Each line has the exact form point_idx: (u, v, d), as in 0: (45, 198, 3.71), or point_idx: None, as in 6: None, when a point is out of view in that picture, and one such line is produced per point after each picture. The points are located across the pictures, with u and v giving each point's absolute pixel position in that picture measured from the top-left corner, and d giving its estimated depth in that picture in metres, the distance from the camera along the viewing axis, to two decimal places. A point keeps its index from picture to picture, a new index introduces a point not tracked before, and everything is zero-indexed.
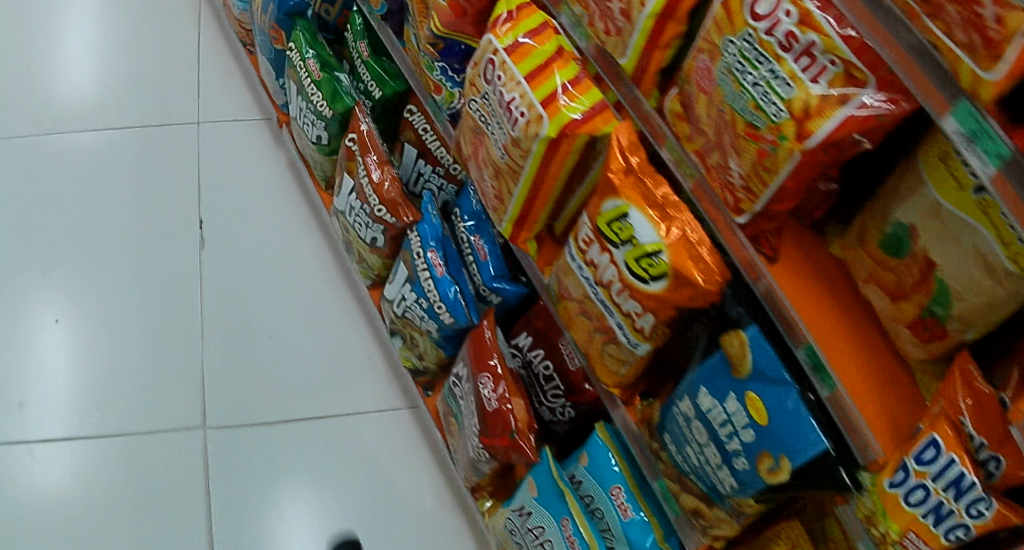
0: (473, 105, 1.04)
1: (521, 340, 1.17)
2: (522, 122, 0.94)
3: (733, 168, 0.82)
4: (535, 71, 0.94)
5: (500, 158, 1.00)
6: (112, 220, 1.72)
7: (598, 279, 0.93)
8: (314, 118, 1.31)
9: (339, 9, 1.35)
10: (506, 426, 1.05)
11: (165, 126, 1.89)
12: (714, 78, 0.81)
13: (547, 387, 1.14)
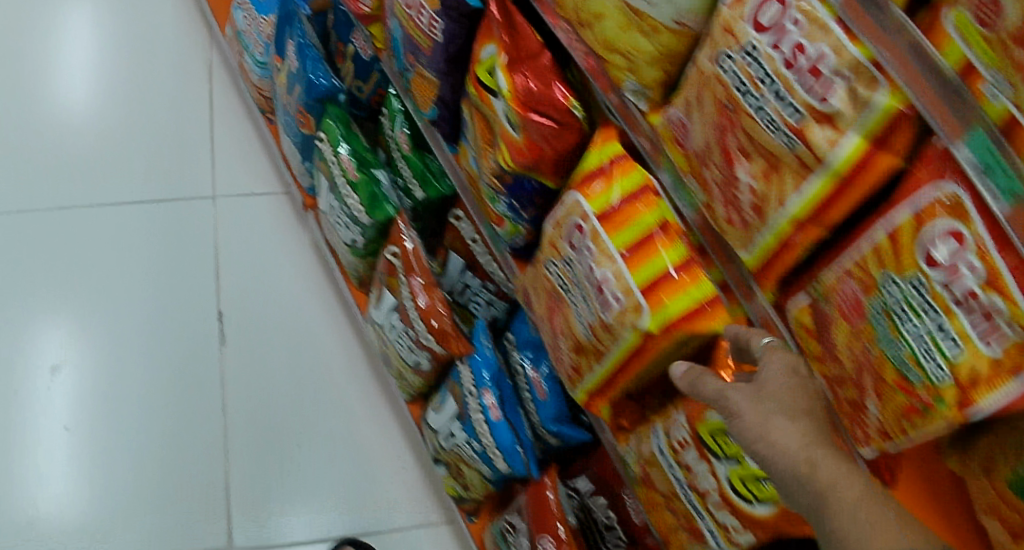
0: (555, 264, 0.96)
1: (582, 484, 1.11)
2: (616, 307, 0.86)
3: (872, 411, 0.73)
4: (632, 249, 0.86)
5: (583, 333, 0.93)
6: (135, 274, 1.76)
7: (692, 484, 0.85)
8: (349, 219, 1.22)
9: (373, 89, 1.25)
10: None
11: (186, 179, 1.90)
12: (864, 312, 0.72)
13: (608, 538, 1.07)
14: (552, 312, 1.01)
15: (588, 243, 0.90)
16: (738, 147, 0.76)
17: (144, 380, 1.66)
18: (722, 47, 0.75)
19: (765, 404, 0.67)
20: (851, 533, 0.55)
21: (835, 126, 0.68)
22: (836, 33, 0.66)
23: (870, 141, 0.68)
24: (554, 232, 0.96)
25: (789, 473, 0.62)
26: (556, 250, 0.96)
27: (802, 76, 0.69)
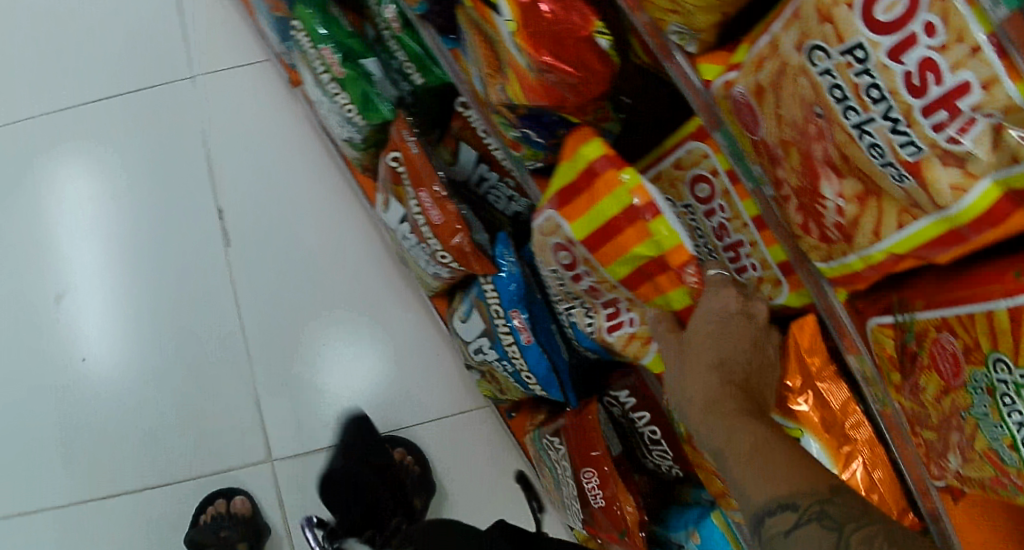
0: (550, 272, 0.89)
1: (621, 397, 1.03)
2: (628, 333, 0.84)
3: (952, 461, 0.63)
4: (632, 288, 0.78)
5: (592, 332, 0.92)
6: (110, 131, 1.51)
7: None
8: (342, 118, 1.07)
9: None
10: (616, 528, 1.00)
11: (144, 15, 1.54)
12: (962, 375, 0.58)
13: (653, 449, 1.04)
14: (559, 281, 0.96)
15: (583, 270, 0.82)
16: (824, 159, 0.57)
17: (143, 252, 1.47)
18: (815, 35, 0.53)
19: (686, 356, 0.72)
20: (751, 494, 0.63)
21: (965, 169, 0.49)
22: (991, 59, 0.45)
23: (1010, 193, 0.49)
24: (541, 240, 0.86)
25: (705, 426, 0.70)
26: (547, 259, 0.87)
27: (928, 107, 0.49)
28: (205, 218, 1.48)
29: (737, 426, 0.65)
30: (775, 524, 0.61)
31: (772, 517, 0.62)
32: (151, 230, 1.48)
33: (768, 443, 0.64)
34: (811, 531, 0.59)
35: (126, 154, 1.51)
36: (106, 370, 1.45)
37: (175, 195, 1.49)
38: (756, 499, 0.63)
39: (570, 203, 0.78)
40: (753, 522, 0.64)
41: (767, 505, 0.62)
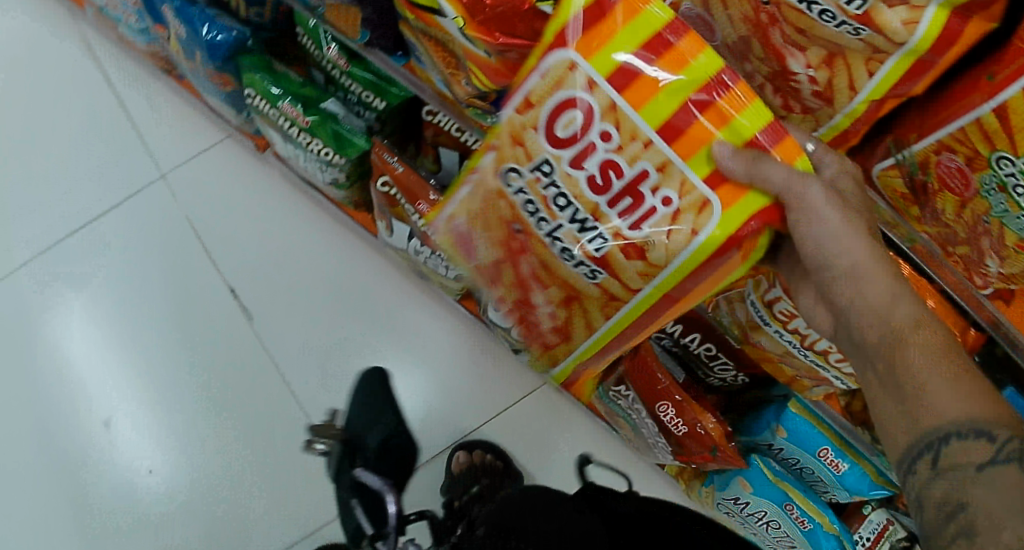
0: (531, 169, 0.73)
1: (666, 328, 1.07)
2: (665, 217, 0.69)
3: (991, 266, 0.68)
4: (677, 131, 0.66)
5: (594, 271, 0.77)
6: (92, 254, 1.44)
7: (808, 345, 0.85)
8: (320, 161, 1.05)
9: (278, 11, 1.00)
10: (706, 447, 1.06)
11: (92, 125, 1.48)
12: (973, 184, 0.63)
13: (713, 363, 1.10)
14: (507, 250, 0.84)
15: (606, 126, 0.68)
16: (787, 42, 0.61)
17: (169, 356, 1.42)
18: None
19: (846, 236, 0.64)
20: (934, 403, 0.59)
21: (910, 4, 0.55)
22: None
23: (956, 11, 0.54)
24: (529, 120, 0.71)
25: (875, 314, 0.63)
26: (525, 154, 0.73)
27: None
28: (220, 304, 1.43)
29: (924, 338, 0.61)
30: (956, 451, 0.57)
31: (956, 442, 0.57)
32: (170, 334, 1.42)
33: (951, 362, 0.60)
34: (1012, 469, 0.55)
35: (103, 260, 1.44)
36: (170, 474, 1.38)
37: (171, 279, 1.43)
38: (937, 411, 0.59)
39: (582, 42, 0.66)
40: (924, 428, 0.59)
41: (954, 421, 0.58)
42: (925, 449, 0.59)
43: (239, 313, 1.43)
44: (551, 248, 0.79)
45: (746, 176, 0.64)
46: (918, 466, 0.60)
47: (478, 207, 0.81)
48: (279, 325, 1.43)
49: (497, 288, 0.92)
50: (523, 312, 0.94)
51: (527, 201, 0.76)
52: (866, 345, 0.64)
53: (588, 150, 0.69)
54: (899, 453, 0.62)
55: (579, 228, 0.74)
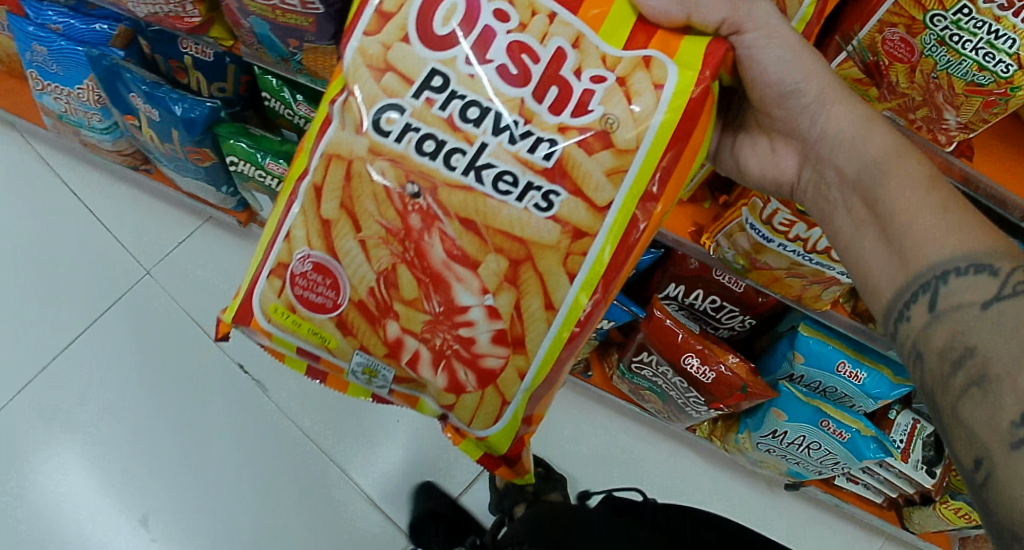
0: (418, 93, 0.72)
1: (670, 291, 1.16)
2: (608, 90, 0.70)
3: (950, 119, 0.78)
4: (577, 1, 0.71)
5: (549, 195, 0.72)
6: (64, 372, 1.36)
7: (811, 249, 0.94)
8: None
9: (238, 79, 0.93)
10: (735, 386, 1.11)
11: (50, 238, 1.42)
12: (916, 49, 0.74)
13: (719, 314, 1.17)
14: (401, 238, 0.75)
15: (499, 7, 0.71)
16: None
17: (185, 448, 1.34)
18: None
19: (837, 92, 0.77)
20: (928, 236, 0.68)
21: None
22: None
23: None
24: (390, 35, 0.72)
25: (866, 160, 0.76)
26: (398, 80, 0.72)
27: None
28: (233, 386, 1.37)
29: (919, 183, 0.72)
30: (958, 287, 0.63)
31: (956, 278, 0.64)
32: (181, 427, 1.35)
33: (949, 209, 0.69)
34: (1018, 300, 0.59)
35: (77, 376, 1.36)
36: None
37: (154, 381, 1.36)
38: (932, 248, 0.67)
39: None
40: (917, 264, 0.67)
41: (953, 258, 0.65)
42: (917, 290, 0.67)
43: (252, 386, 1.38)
44: (479, 190, 0.72)
45: (681, 11, 0.70)
46: (910, 310, 0.68)
47: (340, 196, 0.75)
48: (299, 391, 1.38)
49: (387, 322, 0.77)
50: (462, 360, 0.78)
51: (423, 137, 0.72)
52: (853, 185, 0.77)
53: (487, 35, 0.71)
54: (889, 297, 0.71)
55: (511, 138, 0.71)
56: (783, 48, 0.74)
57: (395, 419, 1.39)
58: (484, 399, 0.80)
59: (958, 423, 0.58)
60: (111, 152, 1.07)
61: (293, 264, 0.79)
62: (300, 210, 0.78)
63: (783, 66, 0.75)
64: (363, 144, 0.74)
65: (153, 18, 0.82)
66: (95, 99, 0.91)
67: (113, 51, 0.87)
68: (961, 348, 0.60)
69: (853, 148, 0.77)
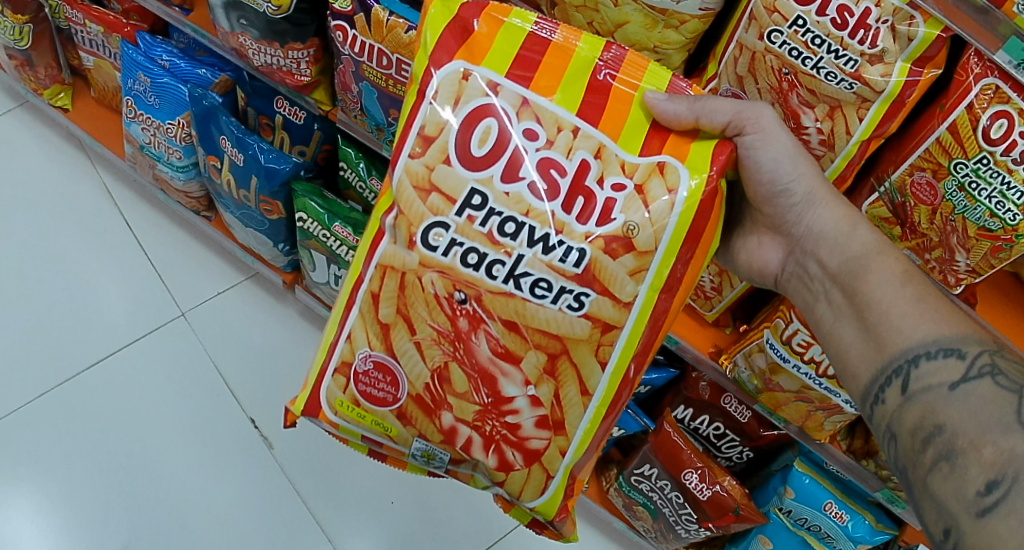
0: (459, 211, 0.65)
1: (680, 413, 1.18)
2: (630, 198, 0.65)
3: (961, 261, 0.89)
4: (599, 114, 0.66)
5: (580, 296, 0.65)
6: (25, 401, 1.26)
7: (822, 373, 0.92)
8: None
9: (320, 147, 1.06)
10: (728, 507, 1.08)
11: (75, 260, 1.38)
12: (939, 193, 0.86)
13: (721, 441, 1.19)
14: (452, 338, 0.67)
15: (527, 124, 0.65)
16: (801, 102, 0.84)
17: (165, 496, 1.21)
18: (768, 24, 0.81)
19: (825, 193, 0.73)
20: (903, 325, 0.66)
21: (884, 62, 0.78)
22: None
23: (913, 65, 0.78)
24: (433, 157, 0.65)
25: (847, 255, 0.72)
26: (444, 200, 0.65)
27: (852, 32, 0.77)
28: (238, 439, 1.27)
29: (898, 280, 0.69)
30: (926, 372, 0.62)
31: (926, 363, 0.63)
32: (170, 474, 1.23)
33: (924, 300, 0.66)
34: (984, 383, 0.59)
35: (41, 406, 1.25)
36: None
37: (119, 427, 1.25)
38: (904, 333, 0.66)
39: (458, 55, 0.66)
40: (890, 350, 0.66)
41: (924, 342, 0.64)
42: (891, 376, 0.65)
43: (260, 444, 1.27)
44: (517, 295, 0.65)
45: (691, 115, 0.66)
46: (884, 394, 0.65)
47: (395, 304, 0.68)
48: (304, 455, 1.27)
49: (443, 413, 0.69)
50: (510, 444, 0.70)
51: (467, 251, 0.65)
52: (835, 279, 0.73)
53: (517, 156, 0.65)
54: (864, 381, 0.68)
55: (544, 249, 0.64)
56: (780, 151, 0.71)
57: (389, 502, 1.26)
58: (531, 474, 0.72)
59: (927, 495, 0.57)
60: (179, 192, 1.22)
61: (354, 362, 0.71)
62: (357, 315, 0.71)
63: (779, 164, 0.71)
64: (413, 259, 0.67)
65: (266, 68, 0.95)
66: (182, 135, 1.10)
67: (215, 95, 1.02)
68: (930, 426, 0.59)
69: (836, 245, 0.73)
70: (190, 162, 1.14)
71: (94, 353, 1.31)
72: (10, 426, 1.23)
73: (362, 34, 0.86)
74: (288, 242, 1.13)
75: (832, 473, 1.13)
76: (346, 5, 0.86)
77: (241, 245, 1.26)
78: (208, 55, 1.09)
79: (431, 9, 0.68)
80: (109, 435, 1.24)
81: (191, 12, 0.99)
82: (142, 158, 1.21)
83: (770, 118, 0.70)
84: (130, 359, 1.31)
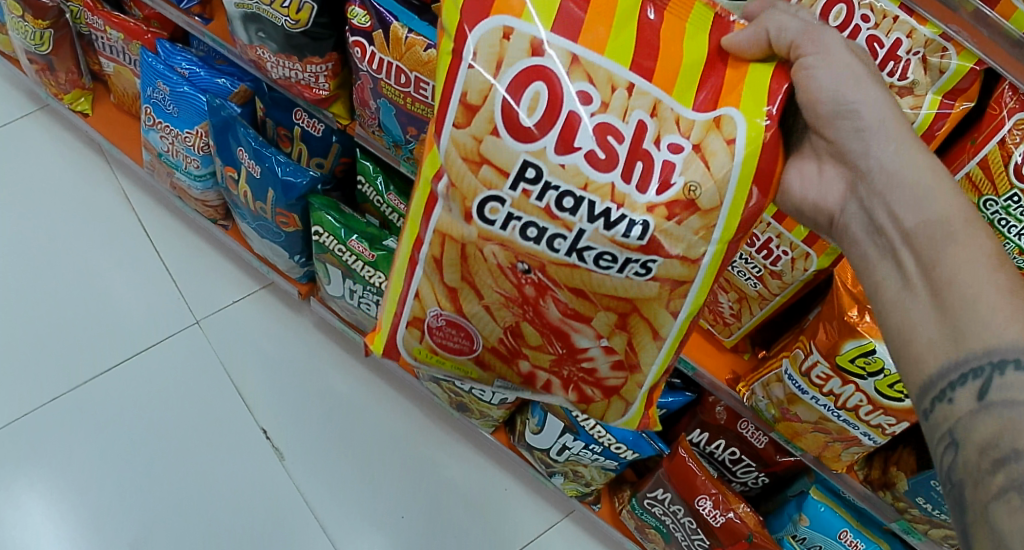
0: (514, 185, 0.62)
1: (694, 437, 1.16)
2: (690, 160, 0.60)
3: None
4: (652, 65, 0.60)
5: (647, 262, 0.63)
6: (42, 401, 1.27)
7: (841, 405, 0.89)
8: (377, 297, 1.04)
9: (338, 159, 1.06)
10: (741, 535, 1.05)
11: (93, 262, 1.39)
12: None
13: (736, 467, 1.16)
14: (521, 303, 0.68)
15: (580, 86, 0.60)
16: None
17: (175, 504, 1.22)
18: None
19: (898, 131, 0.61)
20: (991, 318, 0.52)
21: (914, 94, 0.77)
22: (905, 20, 0.73)
23: (945, 97, 0.77)
24: (480, 128, 0.62)
25: (929, 218, 0.58)
26: (496, 172, 0.62)
27: (881, 64, 0.76)
28: (248, 448, 1.27)
29: (992, 261, 0.54)
30: (1013, 383, 0.49)
31: (1015, 372, 0.49)
32: (180, 481, 1.23)
33: (1022, 295, 0.53)
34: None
35: (59, 409, 1.27)
36: None
37: (133, 431, 1.26)
38: (990, 327, 0.52)
39: (494, 10, 0.61)
40: (971, 343, 0.52)
41: (1014, 346, 0.50)
42: (966, 373, 0.51)
43: (270, 455, 1.27)
44: (580, 266, 0.63)
45: (753, 37, 0.61)
46: (954, 392, 0.52)
47: (459, 273, 0.68)
48: (315, 467, 1.27)
49: (520, 362, 0.74)
50: (589, 383, 0.74)
51: (526, 226, 0.63)
52: (911, 241, 0.59)
53: (572, 123, 0.60)
54: (931, 369, 0.54)
55: (606, 224, 0.61)
56: (850, 72, 0.61)
57: (398, 516, 1.26)
58: (612, 404, 0.76)
59: (986, 525, 0.46)
60: (196, 201, 1.21)
61: (426, 318, 0.75)
62: (423, 274, 0.72)
63: (842, 84, 0.61)
64: (472, 232, 0.66)
65: (284, 81, 0.95)
66: (200, 144, 1.10)
67: (234, 106, 1.02)
68: (1007, 445, 0.47)
69: (917, 201, 0.59)
70: (207, 171, 1.14)
71: (109, 356, 1.32)
72: (26, 428, 1.24)
73: (381, 50, 0.85)
74: (303, 254, 1.13)
75: (847, 501, 1.09)
76: (365, 20, 0.85)
77: (256, 254, 1.25)
78: (228, 65, 1.08)
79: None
80: (124, 438, 1.25)
81: (211, 21, 0.98)
82: (160, 165, 1.21)
83: (835, 41, 0.62)
84: (146, 362, 1.32)
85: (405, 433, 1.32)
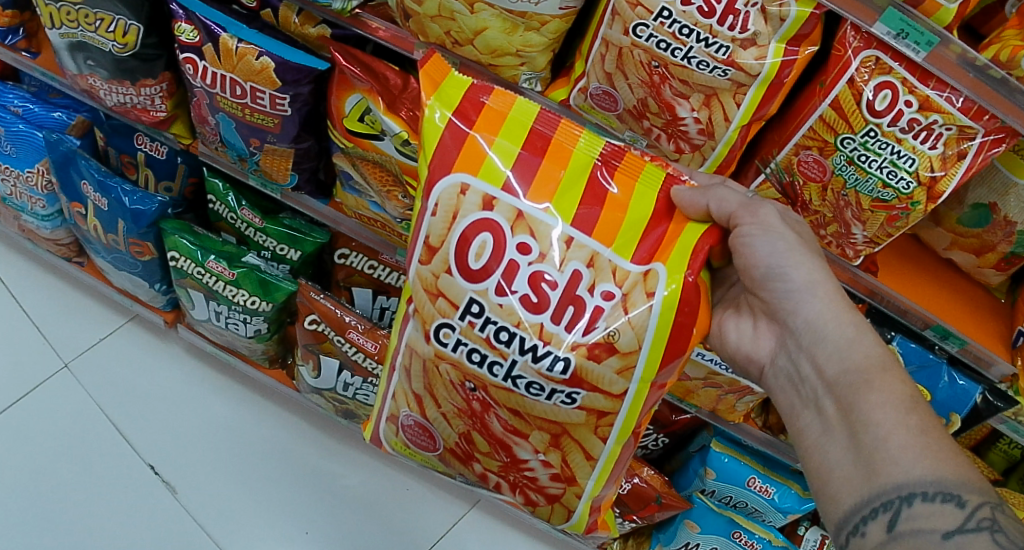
0: (462, 315, 0.68)
1: None
2: (615, 308, 0.66)
3: (858, 233, 0.87)
4: (594, 221, 0.67)
5: (572, 394, 0.68)
6: None
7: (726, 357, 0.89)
8: (244, 316, 1.02)
9: (186, 180, 1.02)
10: (649, 498, 1.05)
11: None
12: (827, 168, 0.84)
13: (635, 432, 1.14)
14: (469, 414, 0.74)
15: (521, 237, 0.66)
16: (675, 94, 0.81)
17: None
18: (632, 18, 0.77)
19: (825, 287, 0.64)
20: (901, 456, 0.54)
21: (757, 44, 0.76)
22: None
23: (789, 44, 0.76)
24: (437, 266, 0.69)
25: (849, 367, 0.60)
26: (449, 306, 0.69)
27: (721, 19, 0.74)
28: (139, 487, 1.24)
29: (905, 405, 0.57)
30: (920, 514, 0.52)
31: (921, 504, 0.52)
32: (75, 530, 1.19)
33: (932, 433, 0.55)
34: (981, 539, 0.49)
35: None
36: None
37: (19, 484, 1.21)
38: (900, 466, 0.54)
39: (458, 164, 0.68)
40: (883, 482, 0.54)
41: (922, 481, 0.53)
42: (877, 508, 0.54)
43: (160, 489, 1.24)
44: (515, 391, 0.69)
45: (700, 199, 0.67)
46: (867, 526, 0.55)
47: (423, 382, 0.75)
48: (210, 496, 1.25)
49: (475, 463, 0.79)
50: (533, 489, 0.79)
51: (470, 350, 0.69)
52: (830, 388, 0.61)
53: (512, 269, 0.66)
54: (847, 507, 0.57)
55: (533, 357, 0.66)
56: (781, 239, 0.65)
57: (304, 532, 1.25)
58: (555, 510, 0.81)
59: None
60: (47, 241, 1.17)
61: (399, 415, 0.81)
62: (398, 382, 0.80)
63: (776, 249, 0.65)
64: (429, 350, 0.72)
65: (120, 107, 0.91)
66: (42, 183, 1.05)
67: (72, 137, 0.98)
68: None
69: (836, 351, 0.62)
70: (54, 210, 1.09)
71: None
72: None
73: (213, 64, 0.81)
74: (164, 281, 1.10)
75: (750, 449, 1.08)
76: (193, 36, 0.81)
77: (117, 288, 1.24)
78: (62, 97, 1.04)
79: (441, 83, 0.70)
80: (8, 492, 1.21)
81: (38, 55, 0.94)
82: (5, 210, 1.16)
83: (770, 213, 0.66)
84: (27, 411, 1.27)
85: (308, 449, 1.31)
